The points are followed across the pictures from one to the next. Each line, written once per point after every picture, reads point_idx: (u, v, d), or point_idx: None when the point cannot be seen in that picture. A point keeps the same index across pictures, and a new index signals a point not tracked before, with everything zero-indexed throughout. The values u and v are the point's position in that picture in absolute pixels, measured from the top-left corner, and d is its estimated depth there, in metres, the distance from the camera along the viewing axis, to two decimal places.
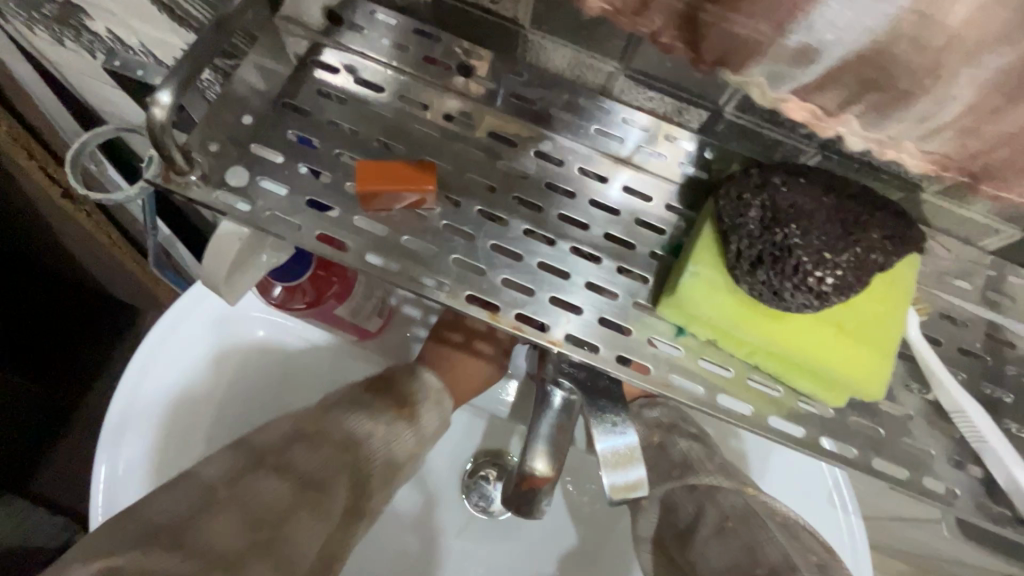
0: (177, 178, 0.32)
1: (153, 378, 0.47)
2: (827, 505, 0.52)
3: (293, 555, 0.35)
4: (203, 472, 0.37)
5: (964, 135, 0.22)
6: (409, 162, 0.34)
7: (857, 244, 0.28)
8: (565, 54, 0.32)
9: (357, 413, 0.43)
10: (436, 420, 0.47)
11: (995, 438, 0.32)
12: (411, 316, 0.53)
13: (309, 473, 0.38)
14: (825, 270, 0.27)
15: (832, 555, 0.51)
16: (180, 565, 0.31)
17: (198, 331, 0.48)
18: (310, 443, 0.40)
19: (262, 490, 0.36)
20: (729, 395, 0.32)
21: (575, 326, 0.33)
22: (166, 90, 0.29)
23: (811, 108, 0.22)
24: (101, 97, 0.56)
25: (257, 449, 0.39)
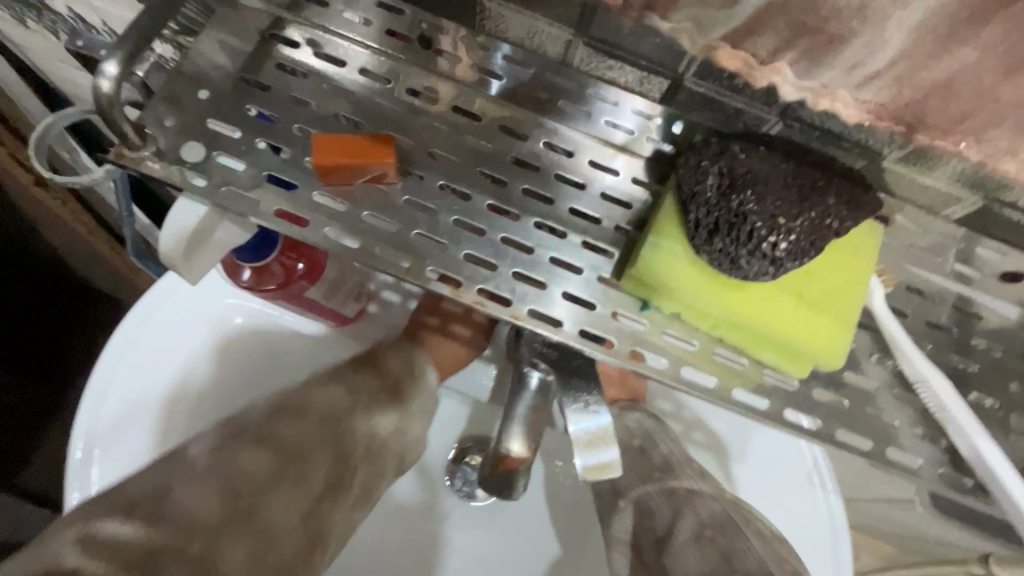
0: (132, 154, 0.32)
1: (128, 369, 0.46)
2: (805, 484, 0.53)
3: (276, 531, 0.34)
4: (180, 448, 0.36)
5: (901, 85, 0.22)
6: (369, 136, 0.34)
7: (812, 210, 0.28)
8: (523, 22, 0.31)
9: (334, 389, 0.42)
10: (422, 400, 0.46)
11: (958, 409, 0.32)
12: (390, 301, 0.52)
13: (291, 445, 0.37)
14: (779, 235, 0.27)
15: (811, 532, 0.52)
16: (155, 537, 0.31)
17: (173, 320, 0.48)
18: (291, 416, 0.39)
19: (241, 459, 0.35)
20: (692, 367, 0.32)
21: (538, 301, 0.32)
22: (112, 60, 0.28)
23: (742, 56, 0.23)
24: (70, 80, 0.55)
25: (235, 423, 0.38)
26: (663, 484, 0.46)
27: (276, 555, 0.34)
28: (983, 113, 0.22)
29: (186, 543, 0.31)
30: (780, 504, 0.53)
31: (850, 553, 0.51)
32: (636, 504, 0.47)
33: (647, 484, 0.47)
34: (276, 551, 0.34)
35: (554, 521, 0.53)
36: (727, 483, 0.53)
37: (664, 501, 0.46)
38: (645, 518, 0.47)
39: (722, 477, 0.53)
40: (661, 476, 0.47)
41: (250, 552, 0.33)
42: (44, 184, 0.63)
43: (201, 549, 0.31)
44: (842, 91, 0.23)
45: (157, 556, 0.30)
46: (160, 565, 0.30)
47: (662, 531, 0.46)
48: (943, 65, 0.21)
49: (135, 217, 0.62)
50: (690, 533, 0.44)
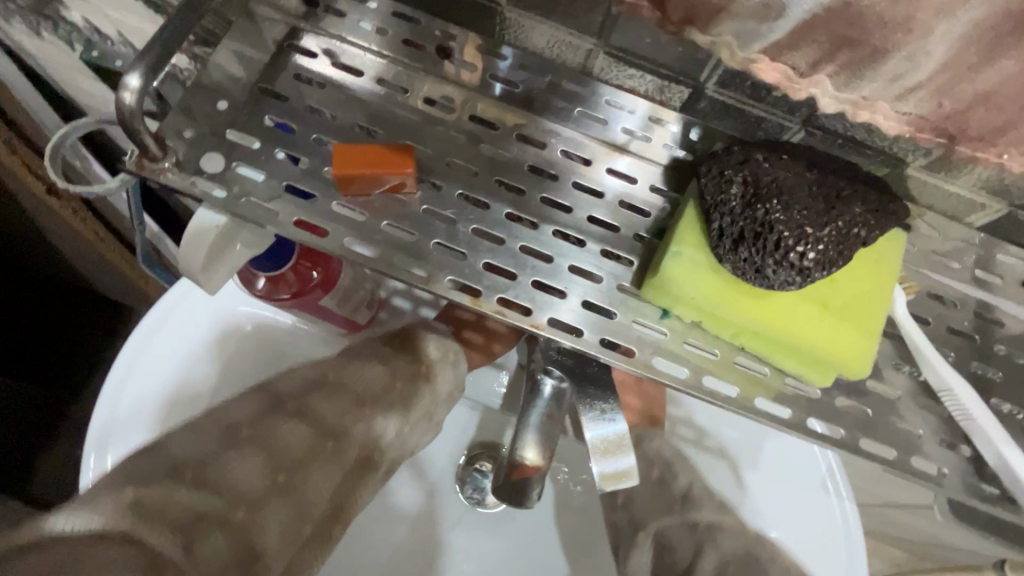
0: (151, 166, 0.31)
1: (140, 375, 0.46)
2: (820, 490, 0.53)
3: (310, 500, 0.36)
4: (228, 411, 0.37)
5: (938, 94, 0.22)
6: (388, 146, 0.34)
7: (839, 219, 0.28)
8: (544, 32, 0.31)
9: (373, 367, 0.43)
10: (452, 380, 0.45)
11: (983, 416, 0.31)
12: (402, 308, 0.52)
13: (328, 421, 0.39)
14: (807, 244, 0.27)
15: (828, 541, 0.51)
16: (201, 502, 0.32)
17: (184, 326, 0.48)
18: (329, 394, 0.40)
19: (283, 432, 0.37)
20: (714, 376, 0.32)
21: (559, 310, 0.32)
22: (135, 73, 0.28)
23: (782, 69, 0.23)
24: (83, 90, 0.55)
25: (280, 392, 0.39)
26: (686, 517, 0.47)
27: (307, 524, 0.36)
28: (1015, 120, 0.22)
29: (229, 511, 0.33)
30: (794, 510, 0.52)
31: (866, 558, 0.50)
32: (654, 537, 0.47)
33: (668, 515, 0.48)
34: (307, 522, 0.36)
35: (567, 529, 0.53)
36: (741, 491, 0.52)
37: (685, 535, 0.47)
38: (665, 554, 0.47)
39: (735, 485, 0.53)
40: (683, 508, 0.48)
41: (286, 520, 0.35)
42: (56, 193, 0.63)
43: (244, 518, 0.33)
44: (870, 98, 0.23)
45: (203, 520, 0.31)
46: (204, 533, 0.31)
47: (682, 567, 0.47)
48: (984, 75, 0.21)
49: (146, 225, 0.62)
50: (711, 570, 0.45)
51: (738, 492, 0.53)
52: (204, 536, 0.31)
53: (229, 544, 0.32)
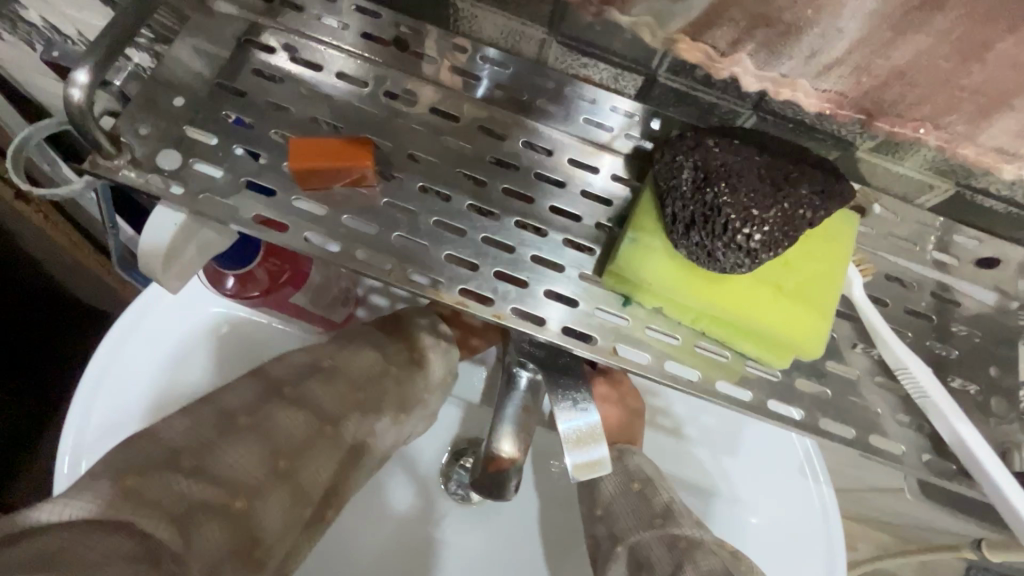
0: (106, 163, 0.32)
1: (113, 385, 0.46)
2: (797, 475, 0.54)
3: (309, 486, 0.36)
4: (222, 400, 0.35)
5: (858, 73, 0.23)
6: (345, 139, 0.34)
7: (785, 200, 0.28)
8: (497, 22, 0.31)
9: (366, 352, 0.42)
10: (443, 365, 0.46)
11: (938, 393, 0.32)
12: (380, 306, 0.51)
13: (326, 407, 0.38)
14: (752, 226, 0.27)
15: (805, 523, 0.52)
16: (202, 491, 0.31)
17: (156, 330, 0.47)
18: (329, 376, 0.40)
19: (280, 419, 0.36)
20: (676, 360, 0.32)
21: (521, 300, 0.32)
22: (83, 70, 0.28)
23: (704, 49, 0.23)
24: (47, 91, 0.54)
25: (272, 379, 0.38)
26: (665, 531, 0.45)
27: (307, 507, 0.36)
28: (937, 94, 0.22)
29: (227, 499, 0.32)
30: (772, 494, 0.53)
31: (843, 541, 0.51)
32: (631, 552, 0.46)
33: (647, 531, 0.46)
34: (305, 506, 0.36)
35: (547, 520, 0.53)
36: (720, 478, 0.53)
37: (665, 553, 0.44)
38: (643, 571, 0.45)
39: (715, 473, 0.53)
40: (664, 523, 0.46)
41: (287, 505, 0.35)
42: (25, 198, 0.63)
43: (243, 506, 0.32)
44: (805, 75, 0.23)
45: (202, 512, 0.30)
46: (204, 522, 0.30)
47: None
48: (898, 51, 0.21)
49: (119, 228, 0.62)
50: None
51: (716, 480, 0.53)
52: (205, 523, 0.30)
53: (227, 528, 0.31)
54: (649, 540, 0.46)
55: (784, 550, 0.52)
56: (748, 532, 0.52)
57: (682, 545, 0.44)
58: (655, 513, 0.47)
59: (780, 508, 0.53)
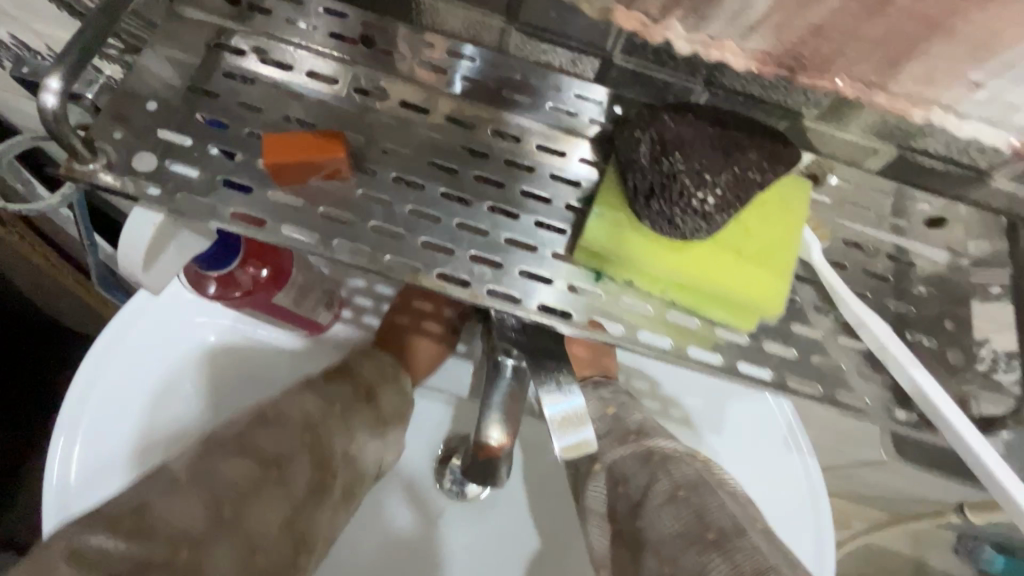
0: (81, 168, 0.32)
1: (97, 401, 0.46)
2: (782, 448, 0.57)
3: (258, 532, 0.37)
4: (167, 466, 0.37)
5: (783, 33, 0.24)
6: (319, 133, 0.34)
7: (734, 165, 0.29)
8: (458, 15, 0.32)
9: (309, 396, 0.44)
10: (394, 402, 0.49)
11: (896, 346, 0.33)
12: (364, 306, 0.54)
13: (269, 453, 0.40)
14: (706, 191, 0.29)
15: (793, 493, 0.55)
16: (145, 551, 0.33)
17: (141, 344, 0.48)
18: (272, 425, 0.41)
19: (224, 472, 0.38)
20: (648, 329, 0.33)
21: (497, 281, 0.34)
22: (55, 76, 0.28)
23: (638, 17, 0.25)
24: (19, 109, 0.55)
25: (216, 436, 0.40)
26: (641, 446, 0.45)
27: (260, 555, 0.37)
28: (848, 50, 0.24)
29: (172, 554, 0.33)
30: (760, 469, 0.56)
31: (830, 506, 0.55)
32: (608, 469, 0.46)
33: (622, 446, 0.46)
34: (257, 553, 0.37)
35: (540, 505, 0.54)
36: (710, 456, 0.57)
37: (639, 466, 0.45)
38: (619, 486, 0.46)
39: (705, 450, 0.57)
40: (637, 438, 0.46)
41: (235, 555, 0.36)
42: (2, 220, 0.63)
43: (189, 556, 0.34)
44: (726, 38, 0.25)
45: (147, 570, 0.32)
46: None
47: (638, 496, 0.44)
48: (814, 11, 0.23)
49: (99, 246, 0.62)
50: (665, 494, 0.43)
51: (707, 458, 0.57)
52: None
53: None
54: (625, 456, 0.46)
55: (774, 519, 0.54)
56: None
57: (655, 460, 0.45)
58: (630, 430, 0.47)
59: (769, 479, 0.56)
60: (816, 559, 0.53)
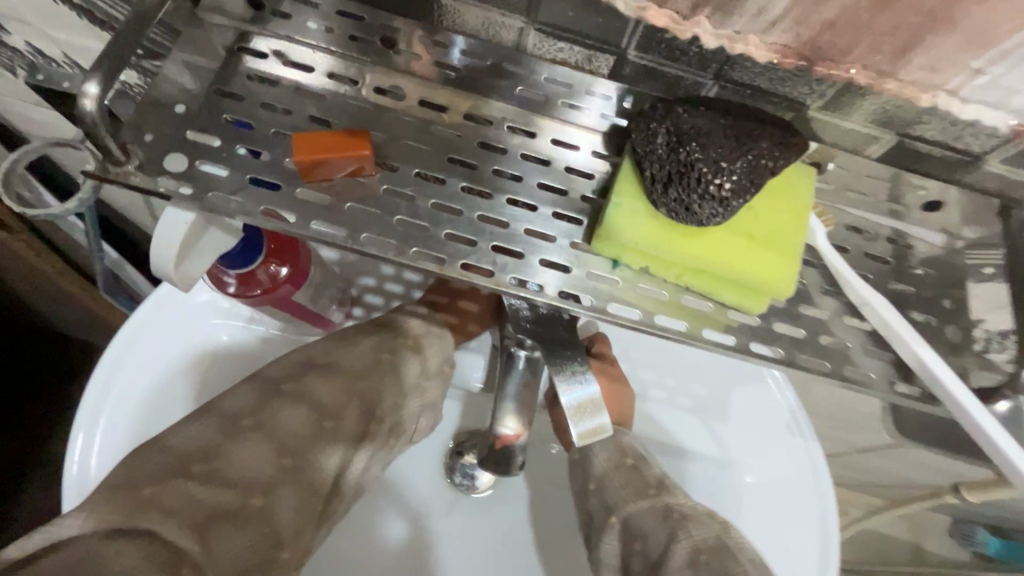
0: (116, 169, 0.33)
1: (114, 396, 0.47)
2: (785, 433, 0.58)
3: (319, 478, 0.40)
4: (224, 405, 0.39)
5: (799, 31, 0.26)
6: (343, 132, 0.36)
7: (749, 152, 0.30)
8: (477, 15, 0.34)
9: (359, 344, 0.46)
10: (438, 355, 0.50)
11: (899, 324, 0.35)
12: (374, 304, 0.55)
13: (323, 403, 0.42)
14: (723, 177, 0.29)
15: (796, 477, 0.57)
16: (219, 495, 0.34)
17: (158, 340, 0.49)
18: (326, 373, 0.44)
19: (283, 416, 0.40)
20: (664, 314, 0.35)
21: (518, 270, 0.35)
22: (94, 81, 0.29)
23: (669, 14, 0.28)
24: (30, 117, 0.57)
25: (273, 379, 0.42)
26: (659, 502, 0.48)
27: (321, 499, 0.39)
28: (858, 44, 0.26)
29: (247, 499, 0.35)
30: (764, 454, 0.58)
31: (832, 489, 0.57)
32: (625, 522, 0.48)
33: (641, 500, 0.49)
34: (319, 496, 0.39)
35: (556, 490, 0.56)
36: (717, 442, 0.58)
37: (659, 523, 0.47)
38: (635, 541, 0.47)
39: (711, 436, 0.58)
40: (657, 492, 0.49)
41: (299, 500, 0.38)
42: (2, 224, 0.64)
43: (261, 502, 0.36)
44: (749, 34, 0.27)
45: (225, 513, 0.34)
46: (228, 522, 0.34)
47: (655, 556, 0.46)
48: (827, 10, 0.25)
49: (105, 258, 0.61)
50: (684, 556, 0.44)
51: (714, 444, 0.58)
52: (227, 523, 0.34)
53: (251, 527, 0.35)
54: (643, 511, 0.48)
55: (777, 502, 0.57)
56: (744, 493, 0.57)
57: (674, 516, 0.47)
58: (650, 485, 0.49)
59: (772, 464, 0.58)
60: (819, 538, 0.55)
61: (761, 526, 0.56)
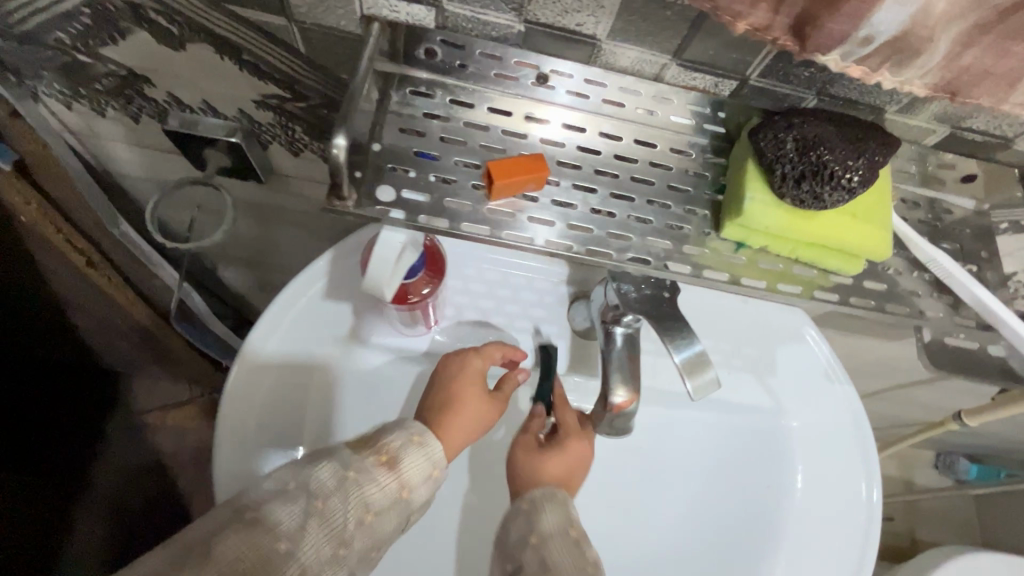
0: (339, 204, 0.39)
1: (263, 361, 0.55)
2: (825, 379, 0.69)
3: None
4: (197, 527, 0.38)
5: None
6: (524, 156, 0.42)
7: (866, 151, 0.39)
8: (631, 56, 0.42)
9: (325, 464, 0.42)
10: (422, 463, 0.46)
11: (959, 272, 0.45)
12: (466, 306, 0.62)
13: (283, 527, 0.39)
14: (850, 171, 0.38)
15: (838, 413, 0.68)
16: None
17: (299, 317, 0.57)
18: (285, 498, 0.40)
19: (231, 551, 0.37)
20: (783, 282, 0.44)
21: (671, 257, 0.43)
22: (341, 134, 0.36)
23: None
24: (144, 154, 0.63)
25: (237, 506, 0.39)
26: None
27: None
28: None
29: None
30: (811, 399, 0.68)
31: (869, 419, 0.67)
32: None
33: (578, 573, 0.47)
34: None
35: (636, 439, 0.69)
36: (773, 396, 0.68)
37: None
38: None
39: (766, 389, 0.68)
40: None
41: None
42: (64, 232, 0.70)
43: None
44: None
45: None
46: None
47: None
48: None
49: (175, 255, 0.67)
50: None
51: (769, 395, 0.68)
52: None
53: None
54: None
55: (822, 437, 0.67)
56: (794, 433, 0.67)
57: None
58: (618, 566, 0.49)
59: (817, 405, 0.68)
60: (865, 459, 0.66)
61: (812, 457, 0.66)
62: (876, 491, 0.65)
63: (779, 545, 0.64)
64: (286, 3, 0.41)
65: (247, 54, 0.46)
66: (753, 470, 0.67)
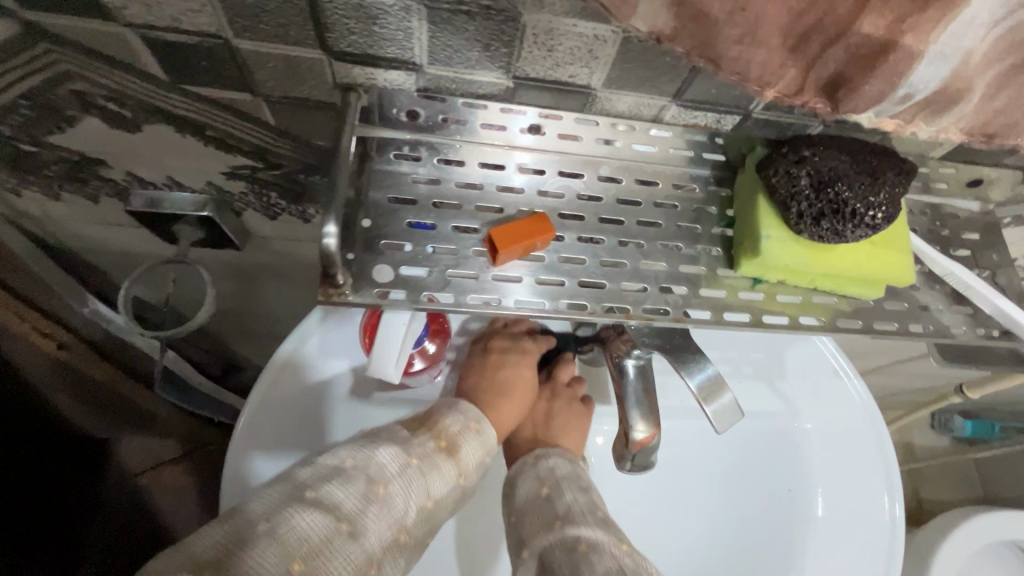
0: (335, 294, 0.36)
1: (281, 388, 0.51)
2: (833, 376, 0.67)
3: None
4: (254, 505, 0.35)
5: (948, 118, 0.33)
6: (525, 218, 0.40)
7: (885, 183, 0.37)
8: (628, 100, 0.40)
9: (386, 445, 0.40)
10: (477, 451, 0.44)
11: (977, 283, 0.44)
12: None
13: (345, 506, 0.36)
14: (874, 209, 0.37)
15: (848, 411, 0.66)
16: None
17: (319, 346, 0.52)
18: (344, 478, 0.37)
19: (298, 526, 0.34)
20: (805, 314, 0.42)
21: (687, 304, 0.41)
22: (330, 223, 0.33)
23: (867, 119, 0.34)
24: (106, 230, 0.58)
25: (297, 483, 0.37)
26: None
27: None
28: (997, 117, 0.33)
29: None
30: (821, 400, 0.66)
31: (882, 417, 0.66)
32: (539, 558, 0.44)
33: (549, 534, 0.45)
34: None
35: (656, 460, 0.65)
36: (783, 399, 0.65)
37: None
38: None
39: (779, 396, 0.66)
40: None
41: None
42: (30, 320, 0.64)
43: None
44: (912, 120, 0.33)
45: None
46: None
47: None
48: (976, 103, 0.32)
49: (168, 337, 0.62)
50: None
51: (782, 400, 0.66)
52: None
53: None
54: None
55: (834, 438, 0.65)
56: (807, 435, 0.65)
57: (582, 549, 0.42)
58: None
59: (826, 404, 0.66)
60: (880, 458, 0.64)
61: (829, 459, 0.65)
62: (896, 496, 0.63)
63: (805, 553, 0.62)
64: (251, 78, 0.37)
65: (212, 131, 0.43)
66: (766, 472, 0.65)
